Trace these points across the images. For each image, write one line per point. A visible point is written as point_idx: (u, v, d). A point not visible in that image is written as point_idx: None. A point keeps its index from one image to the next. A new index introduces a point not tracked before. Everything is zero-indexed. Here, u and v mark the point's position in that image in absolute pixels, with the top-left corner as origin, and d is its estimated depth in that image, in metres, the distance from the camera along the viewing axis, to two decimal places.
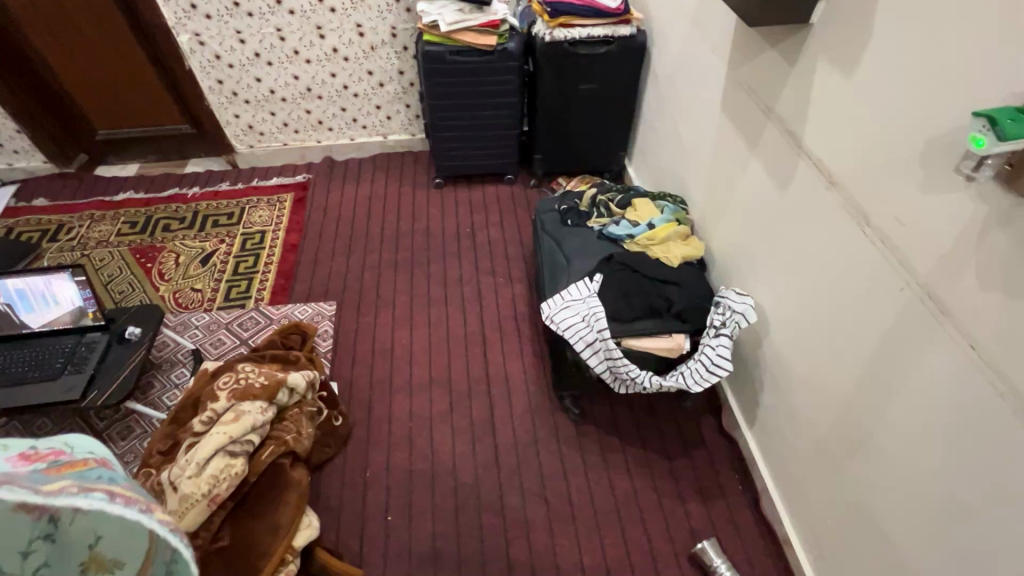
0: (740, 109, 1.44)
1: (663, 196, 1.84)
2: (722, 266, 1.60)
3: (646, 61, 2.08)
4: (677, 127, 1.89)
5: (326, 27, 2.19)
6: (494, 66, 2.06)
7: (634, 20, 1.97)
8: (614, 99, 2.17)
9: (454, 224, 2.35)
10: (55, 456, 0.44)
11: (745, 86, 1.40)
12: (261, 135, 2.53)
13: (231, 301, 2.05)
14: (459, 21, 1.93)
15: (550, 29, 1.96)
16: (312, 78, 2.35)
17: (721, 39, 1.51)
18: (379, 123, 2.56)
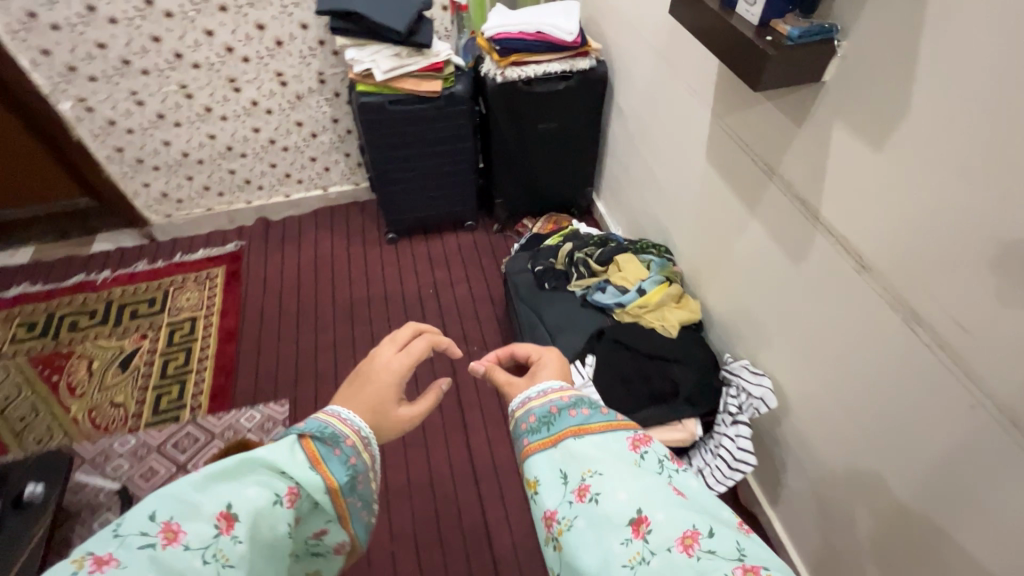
0: (730, 163, 1.28)
1: (646, 247, 1.67)
2: (723, 329, 1.45)
3: (608, 93, 1.89)
4: (652, 168, 1.72)
5: (240, 79, 1.89)
6: (442, 113, 1.83)
7: (593, 51, 1.77)
8: (576, 135, 1.97)
9: (415, 286, 2.11)
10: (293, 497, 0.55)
11: (734, 137, 1.24)
12: (179, 202, 2.21)
13: (162, 414, 1.74)
14: (398, 67, 1.67)
15: (501, 69, 1.74)
16: (231, 135, 2.04)
17: (699, 83, 1.34)
18: (316, 176, 2.28)
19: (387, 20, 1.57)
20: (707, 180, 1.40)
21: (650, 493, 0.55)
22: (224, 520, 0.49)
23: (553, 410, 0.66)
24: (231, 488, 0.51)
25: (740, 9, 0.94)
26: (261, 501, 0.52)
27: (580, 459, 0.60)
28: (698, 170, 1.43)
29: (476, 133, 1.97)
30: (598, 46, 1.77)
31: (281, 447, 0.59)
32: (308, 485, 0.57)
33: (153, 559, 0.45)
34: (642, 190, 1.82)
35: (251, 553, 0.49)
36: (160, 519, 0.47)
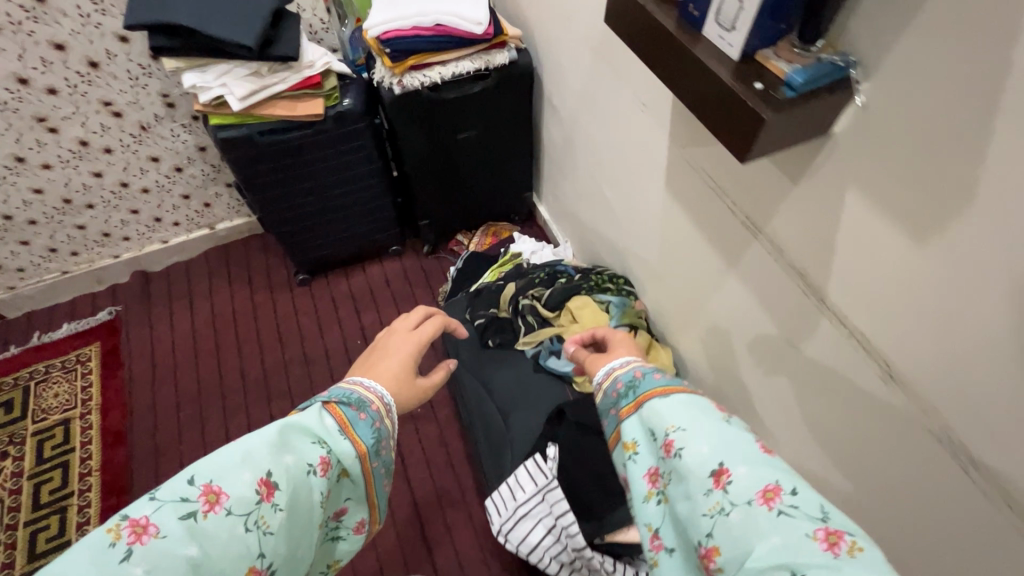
0: (697, 203, 1.01)
1: (603, 282, 1.41)
2: (702, 384, 1.23)
3: (536, 87, 1.55)
4: (599, 182, 1.42)
5: (53, 116, 1.42)
6: (331, 137, 1.44)
7: (513, 40, 1.40)
8: (505, 140, 1.64)
9: (339, 337, 1.78)
10: (323, 465, 0.74)
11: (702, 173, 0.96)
12: (20, 272, 1.75)
13: (42, 558, 1.41)
14: (257, 89, 1.27)
15: (396, 76, 1.35)
16: (65, 185, 1.59)
17: (650, 96, 1.03)
18: (195, 215, 1.86)
19: (225, 31, 1.15)
20: (668, 214, 1.13)
21: (730, 447, 0.64)
22: (265, 485, 0.68)
23: (635, 377, 0.78)
24: (278, 455, 0.71)
25: (710, 33, 0.64)
26: (296, 471, 0.71)
27: (663, 419, 0.70)
28: (657, 200, 1.15)
29: (383, 152, 1.59)
30: (518, 32, 1.40)
31: (309, 427, 0.76)
32: (338, 454, 0.76)
33: (200, 520, 0.64)
34: (591, 205, 1.53)
35: (285, 518, 0.69)
36: (201, 483, 0.66)
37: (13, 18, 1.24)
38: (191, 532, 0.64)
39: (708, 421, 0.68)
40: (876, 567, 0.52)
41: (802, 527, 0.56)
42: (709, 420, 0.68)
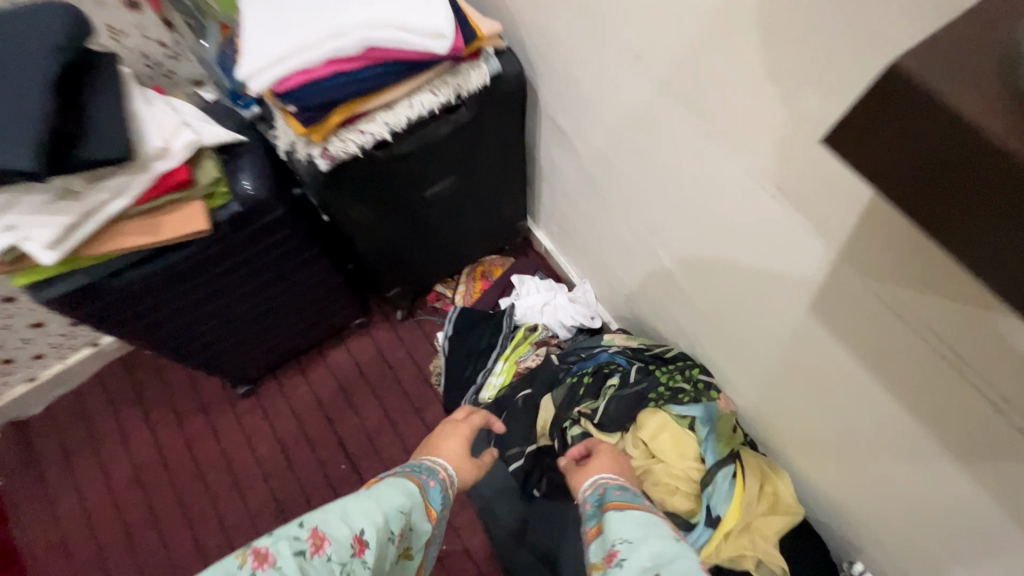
0: (888, 345, 0.62)
1: (675, 380, 1.01)
2: (838, 518, 0.91)
3: (529, 100, 1.04)
4: (649, 240, 0.99)
5: None
6: (234, 242, 0.91)
7: (491, 44, 0.88)
8: (489, 176, 1.13)
9: (314, 462, 1.35)
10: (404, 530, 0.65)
11: (906, 312, 0.57)
12: None
13: None
14: (81, 221, 0.73)
15: (314, 145, 0.81)
16: None
17: (790, 178, 0.60)
18: (64, 337, 1.31)
19: None
20: (802, 331, 0.73)
21: (678, 571, 0.55)
22: (360, 545, 0.59)
23: (598, 497, 0.73)
24: (369, 509, 0.62)
25: None
26: (382, 531, 0.62)
27: (613, 530, 0.63)
28: (781, 308, 0.74)
29: (319, 232, 1.07)
30: (495, 27, 0.86)
31: (396, 487, 0.69)
32: (417, 524, 0.68)
33: (305, 560, 0.57)
34: (631, 260, 1.10)
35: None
36: (308, 528, 0.59)
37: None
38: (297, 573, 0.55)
39: (655, 540, 0.60)
40: None
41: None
42: (658, 530, 0.62)
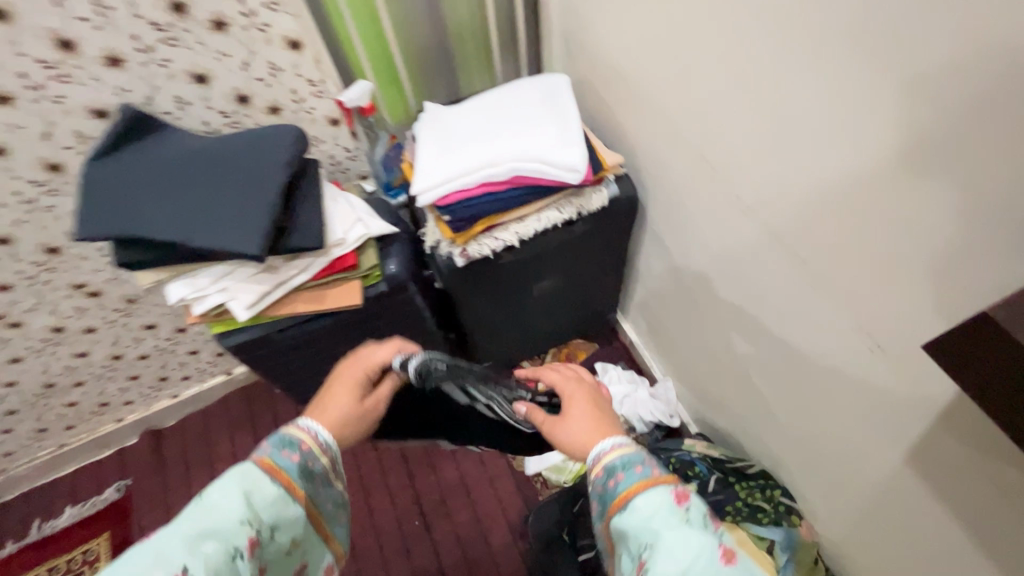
0: (1004, 509, 0.60)
1: (754, 498, 1.04)
2: None
3: (637, 215, 1.13)
4: (738, 357, 1.02)
5: (14, 312, 1.09)
6: (381, 312, 1.07)
7: (612, 172, 1.01)
8: (593, 275, 1.24)
9: (391, 514, 1.46)
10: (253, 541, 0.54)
11: (1001, 486, 0.59)
12: (8, 456, 1.45)
13: None
14: (272, 290, 0.91)
15: (461, 246, 0.97)
16: (45, 372, 1.26)
17: (894, 338, 0.64)
18: (208, 364, 1.52)
19: (222, 241, 0.81)
20: (899, 475, 0.74)
21: (700, 556, 0.48)
22: None
23: (597, 489, 0.58)
24: (199, 535, 0.52)
25: None
26: (216, 562, 0.51)
27: (637, 539, 0.51)
28: (873, 453, 0.78)
29: (446, 315, 1.23)
30: (618, 158, 1.00)
31: (228, 514, 0.54)
32: (275, 519, 0.57)
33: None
34: (719, 375, 1.14)
35: None
36: None
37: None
38: None
39: (682, 548, 0.48)
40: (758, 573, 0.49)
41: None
42: (659, 522, 0.51)
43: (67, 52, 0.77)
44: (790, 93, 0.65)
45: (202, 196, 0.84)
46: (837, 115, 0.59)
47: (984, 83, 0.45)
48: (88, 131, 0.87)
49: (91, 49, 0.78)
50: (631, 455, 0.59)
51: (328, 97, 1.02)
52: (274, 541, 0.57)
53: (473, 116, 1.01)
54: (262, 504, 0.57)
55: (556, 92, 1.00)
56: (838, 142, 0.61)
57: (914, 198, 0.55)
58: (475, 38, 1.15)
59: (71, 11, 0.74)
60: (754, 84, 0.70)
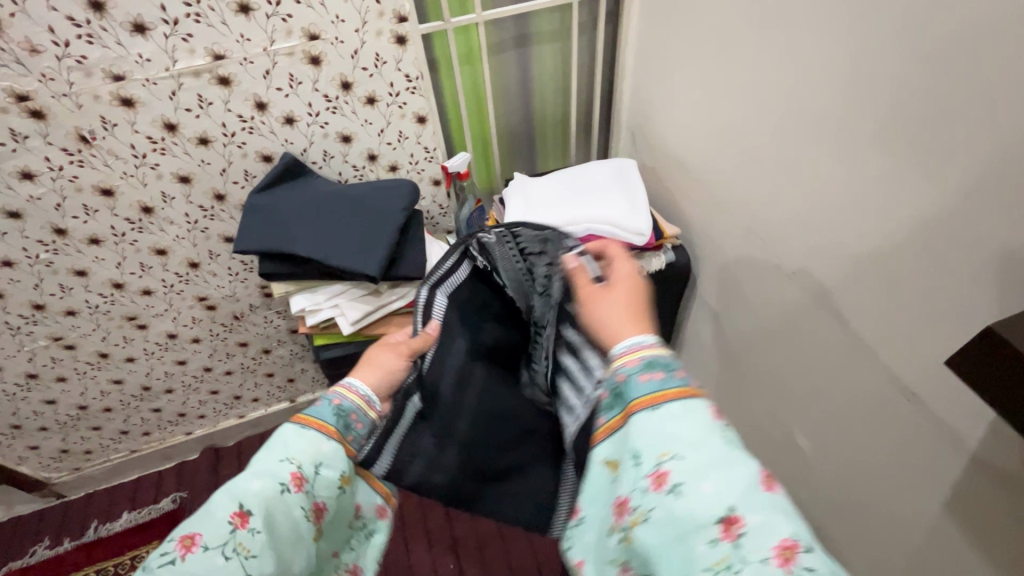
0: None
1: None
2: None
3: (687, 282, 1.27)
4: (781, 418, 1.09)
5: (145, 315, 1.27)
6: None
7: (669, 241, 1.17)
8: None
9: (427, 556, 1.48)
10: (299, 479, 0.63)
11: None
12: (87, 454, 1.57)
13: None
14: (374, 310, 1.06)
15: None
16: (147, 374, 1.42)
17: (925, 388, 0.74)
18: (277, 389, 1.65)
19: (349, 262, 1.00)
20: (937, 526, 0.80)
21: (738, 486, 0.51)
22: (240, 518, 0.59)
23: (620, 381, 0.60)
24: (247, 477, 0.62)
25: None
26: (266, 494, 0.61)
27: (658, 445, 0.55)
28: (914, 507, 0.83)
29: None
30: (676, 230, 1.17)
31: (268, 459, 0.63)
32: (319, 458, 0.65)
33: (175, 568, 0.56)
34: (760, 439, 1.20)
35: (266, 536, 0.59)
36: (174, 539, 0.58)
37: (75, 216, 1.04)
38: (227, 568, 0.57)
39: (713, 468, 0.52)
40: (801, 521, 0.51)
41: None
42: (702, 432, 0.54)
43: (260, 111, 1.01)
44: (830, 179, 0.80)
45: (334, 225, 1.03)
46: (870, 198, 0.74)
47: (983, 176, 0.60)
48: (254, 171, 1.09)
49: (276, 110, 1.02)
50: (664, 357, 0.61)
51: (435, 163, 1.24)
52: (322, 480, 0.65)
53: (553, 183, 1.19)
54: (299, 451, 0.64)
55: (626, 171, 1.19)
56: (872, 218, 0.75)
57: (937, 264, 0.68)
58: (554, 126, 1.39)
59: (274, 83, 0.98)
60: (798, 172, 0.86)
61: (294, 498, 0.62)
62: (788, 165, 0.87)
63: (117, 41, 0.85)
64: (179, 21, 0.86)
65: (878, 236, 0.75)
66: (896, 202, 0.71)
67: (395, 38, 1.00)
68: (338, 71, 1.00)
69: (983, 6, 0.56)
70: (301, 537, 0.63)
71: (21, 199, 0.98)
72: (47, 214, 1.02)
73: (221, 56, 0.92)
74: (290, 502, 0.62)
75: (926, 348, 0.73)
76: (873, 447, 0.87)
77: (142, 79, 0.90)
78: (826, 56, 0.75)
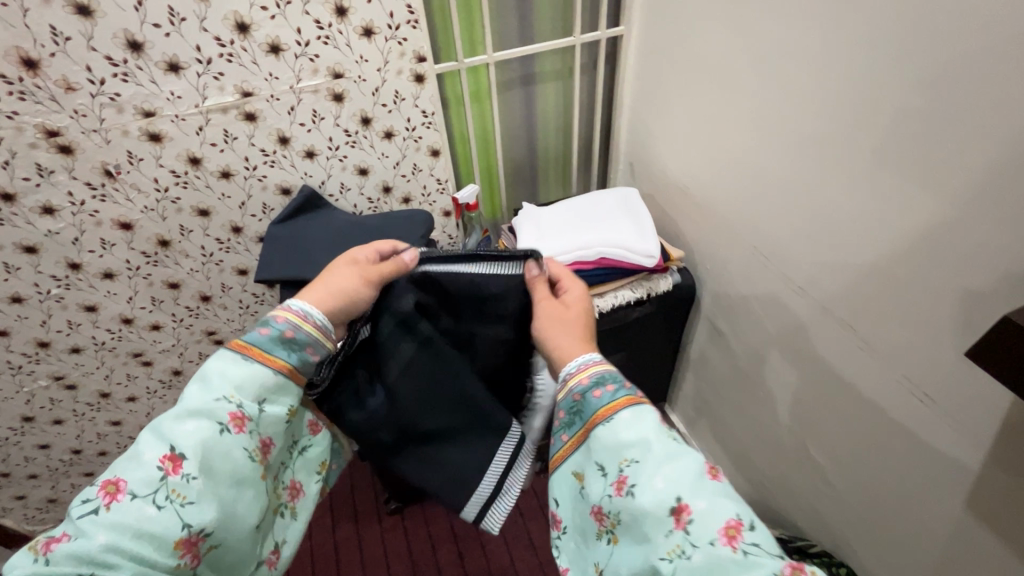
0: None
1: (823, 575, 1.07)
2: None
3: (693, 304, 1.32)
4: (794, 431, 1.12)
5: (150, 350, 1.25)
6: None
7: (676, 264, 1.22)
8: (652, 360, 1.38)
9: None
10: (239, 416, 0.64)
11: None
12: (75, 504, 1.49)
13: None
14: None
15: None
16: (147, 414, 1.38)
17: (941, 388, 0.79)
18: None
19: None
20: (964, 524, 0.84)
21: (684, 476, 0.58)
22: (172, 461, 0.60)
23: (576, 399, 0.67)
24: (179, 420, 0.63)
25: None
26: (200, 438, 0.62)
27: (614, 449, 0.62)
28: (938, 506, 0.86)
29: None
30: (681, 253, 1.22)
31: (206, 396, 0.64)
32: (259, 395, 0.67)
33: (102, 515, 0.57)
34: (774, 454, 1.22)
35: (202, 481, 0.61)
36: (99, 483, 0.59)
37: (91, 250, 1.04)
38: (166, 513, 0.59)
39: (658, 460, 0.59)
40: (742, 508, 0.58)
41: (767, 561, 0.54)
42: (649, 432, 0.61)
43: (282, 146, 1.04)
44: (832, 198, 0.86)
45: (352, 252, 1.06)
46: (871, 213, 0.81)
47: (979, 188, 0.67)
48: (272, 204, 1.12)
49: (298, 144, 1.05)
50: (611, 367, 0.69)
51: (446, 194, 1.28)
52: (263, 417, 0.67)
53: (561, 211, 1.24)
54: (237, 389, 0.65)
55: (630, 199, 1.25)
56: (876, 232, 0.81)
57: (941, 271, 0.74)
58: (557, 159, 1.45)
59: (298, 118, 1.02)
60: (799, 195, 0.92)
61: (232, 439, 0.64)
62: (791, 187, 0.93)
63: (151, 79, 0.89)
64: (212, 60, 0.90)
65: (883, 248, 0.81)
66: (899, 216, 0.77)
67: (414, 76, 1.05)
68: (359, 107, 1.05)
69: (967, 42, 0.63)
70: (240, 478, 0.64)
71: (39, 233, 0.98)
72: (64, 248, 1.01)
73: (249, 93, 0.96)
74: (228, 442, 0.63)
75: (936, 351, 0.78)
76: (889, 451, 0.91)
77: (172, 115, 0.93)
78: (824, 88, 0.82)
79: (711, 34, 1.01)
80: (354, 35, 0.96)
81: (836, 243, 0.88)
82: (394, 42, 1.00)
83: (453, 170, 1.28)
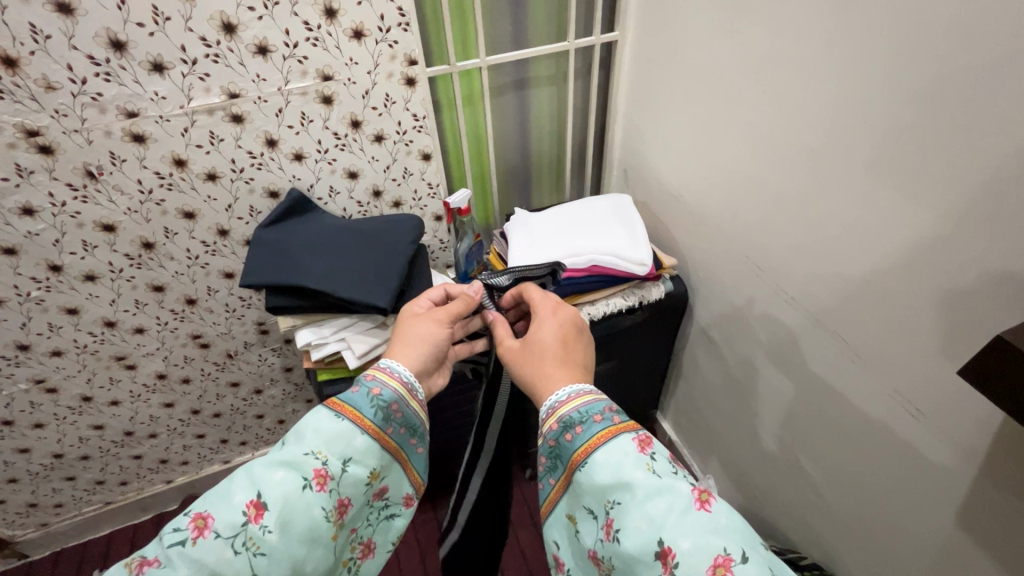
0: None
1: None
2: None
3: (685, 312, 1.31)
4: (784, 442, 1.12)
5: (134, 354, 1.22)
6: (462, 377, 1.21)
7: (668, 271, 1.21)
8: (644, 367, 1.37)
9: None
10: (323, 475, 0.63)
11: None
12: (57, 509, 1.47)
13: None
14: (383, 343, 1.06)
15: None
16: (130, 419, 1.35)
17: (932, 401, 0.78)
18: (267, 432, 1.59)
19: (360, 295, 1.00)
20: (953, 538, 0.83)
21: (667, 515, 0.54)
22: (255, 509, 0.59)
23: (551, 444, 0.65)
24: (269, 467, 0.62)
25: None
26: (285, 487, 0.60)
27: (596, 492, 0.60)
28: (927, 520, 0.86)
29: None
30: (672, 261, 1.22)
31: (297, 450, 0.63)
32: (345, 453, 0.65)
33: (187, 549, 0.57)
34: (764, 465, 1.22)
35: (279, 535, 0.59)
36: (186, 519, 0.58)
37: (72, 253, 1.01)
38: (241, 562, 0.57)
39: (636, 501, 0.56)
40: (737, 537, 0.52)
41: None
42: (626, 471, 0.58)
43: (270, 148, 1.02)
44: (825, 210, 0.85)
45: (341, 258, 1.04)
46: (863, 225, 0.80)
47: (971, 202, 0.66)
48: (260, 207, 1.10)
49: (287, 146, 1.04)
50: (589, 402, 0.66)
51: (437, 199, 1.27)
52: (346, 479, 0.65)
53: (552, 217, 1.23)
54: (324, 446, 0.64)
55: (622, 205, 1.24)
56: (869, 244, 0.80)
57: (933, 285, 0.73)
58: (550, 164, 1.44)
59: (286, 120, 1.00)
60: (792, 205, 0.91)
61: (313, 496, 0.62)
62: (783, 197, 0.93)
63: (134, 79, 0.87)
64: (197, 61, 0.88)
65: (875, 260, 0.80)
66: (891, 229, 0.76)
67: (405, 80, 1.04)
68: (349, 110, 1.04)
69: (962, 55, 0.63)
70: (316, 537, 0.62)
71: (18, 235, 0.96)
72: (44, 250, 0.99)
73: (236, 95, 0.94)
74: (309, 498, 0.61)
75: (926, 365, 0.77)
76: (880, 464, 0.90)
77: (156, 116, 0.91)
78: (818, 98, 0.81)
79: (706, 43, 1.00)
80: (344, 38, 0.95)
81: (829, 254, 0.87)
82: (384, 45, 0.98)
83: (445, 174, 1.27)
